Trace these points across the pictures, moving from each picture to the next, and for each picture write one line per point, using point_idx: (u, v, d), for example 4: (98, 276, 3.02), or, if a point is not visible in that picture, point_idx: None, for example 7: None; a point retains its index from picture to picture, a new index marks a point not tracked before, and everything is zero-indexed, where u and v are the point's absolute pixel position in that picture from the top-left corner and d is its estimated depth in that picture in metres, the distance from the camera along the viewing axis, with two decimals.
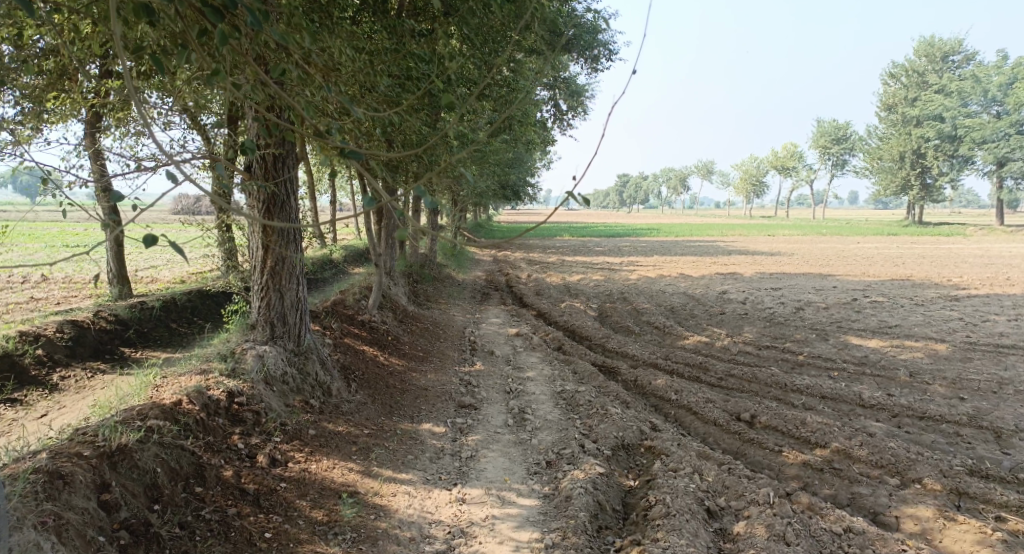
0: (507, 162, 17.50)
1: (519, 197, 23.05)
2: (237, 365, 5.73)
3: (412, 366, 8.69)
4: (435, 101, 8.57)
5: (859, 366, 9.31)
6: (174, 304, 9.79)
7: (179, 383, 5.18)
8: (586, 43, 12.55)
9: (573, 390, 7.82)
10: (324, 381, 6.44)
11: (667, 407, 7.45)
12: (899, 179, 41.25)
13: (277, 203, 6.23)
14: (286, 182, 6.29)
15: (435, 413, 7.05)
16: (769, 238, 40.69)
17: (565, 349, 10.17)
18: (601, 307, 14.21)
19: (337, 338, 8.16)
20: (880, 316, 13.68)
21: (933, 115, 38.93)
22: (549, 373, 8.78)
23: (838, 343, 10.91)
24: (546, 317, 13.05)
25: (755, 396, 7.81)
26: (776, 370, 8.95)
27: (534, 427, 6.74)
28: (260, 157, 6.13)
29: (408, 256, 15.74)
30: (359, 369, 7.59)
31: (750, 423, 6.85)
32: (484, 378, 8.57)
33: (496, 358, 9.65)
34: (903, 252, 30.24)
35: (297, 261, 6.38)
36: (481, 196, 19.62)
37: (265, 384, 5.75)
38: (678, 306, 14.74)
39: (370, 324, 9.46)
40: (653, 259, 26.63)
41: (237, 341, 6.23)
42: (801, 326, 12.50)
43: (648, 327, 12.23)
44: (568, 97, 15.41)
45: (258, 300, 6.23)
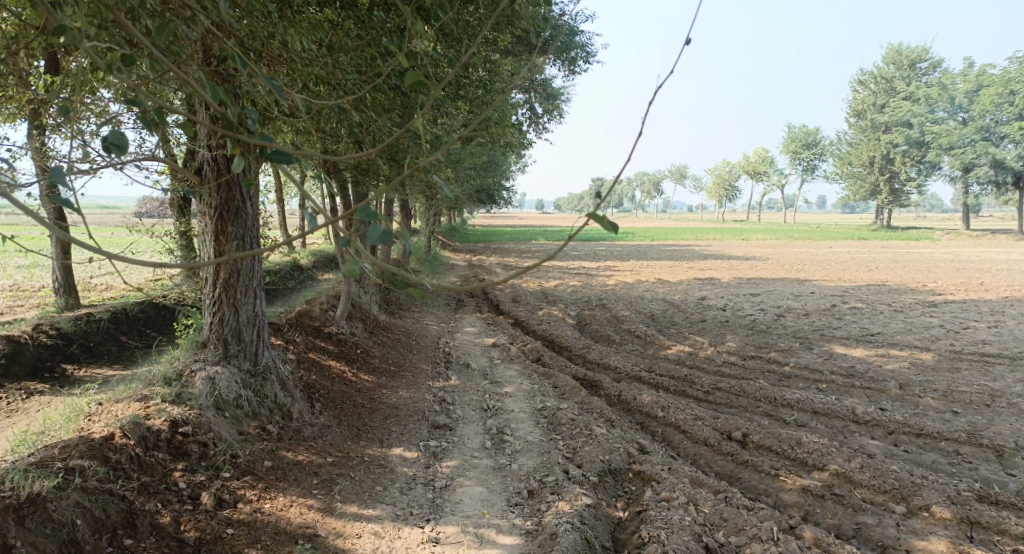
0: (481, 165, 16.99)
1: (493, 201, 22.54)
2: (184, 389, 5.16)
3: (382, 382, 8.14)
4: (404, 98, 8.04)
5: (848, 378, 9.01)
6: (125, 315, 9.11)
7: (116, 412, 4.63)
8: (562, 44, 12.12)
9: (554, 407, 7.36)
10: (284, 403, 5.88)
11: (653, 425, 7.03)
12: (869, 184, 41.54)
13: (231, 209, 5.64)
14: (241, 185, 5.70)
15: (407, 435, 6.52)
16: (743, 242, 40.81)
17: (545, 361, 9.72)
18: (579, 315, 13.78)
19: (301, 353, 7.59)
20: (861, 324, 13.45)
21: (901, 122, 39.34)
22: (529, 388, 8.31)
23: (823, 353, 10.63)
24: (523, 326, 12.58)
25: (744, 412, 7.43)
26: (764, 383, 8.59)
27: (514, 450, 6.26)
28: (211, 159, 5.53)
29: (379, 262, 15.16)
30: (324, 388, 7.03)
31: (742, 443, 6.46)
32: (460, 394, 8.07)
33: (472, 372, 9.14)
34: (874, 256, 30.30)
35: (255, 273, 5.80)
36: (455, 200, 19.08)
37: (215, 409, 5.20)
38: (658, 313, 14.38)
39: (337, 337, 8.90)
40: (630, 264, 26.31)
41: (186, 360, 5.65)
42: (784, 335, 12.21)
43: (629, 336, 11.83)
44: (543, 100, 14.98)
45: (209, 315, 5.65)
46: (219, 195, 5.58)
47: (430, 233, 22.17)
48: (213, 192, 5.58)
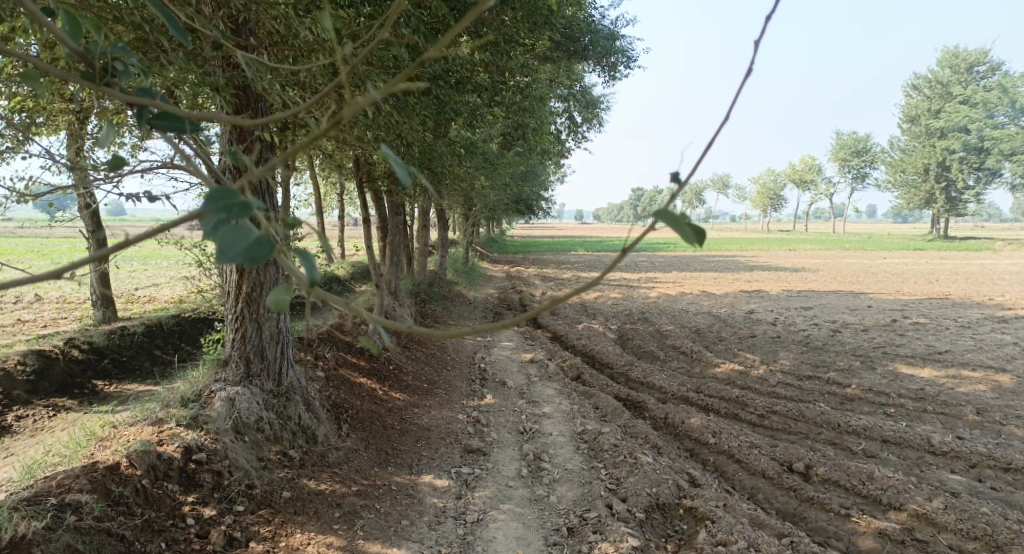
0: (519, 175, 16.66)
1: (532, 211, 22.19)
2: (201, 412, 4.85)
3: (413, 401, 7.76)
4: (440, 104, 7.70)
5: (919, 403, 8.25)
6: (159, 329, 9.01)
7: (128, 437, 4.34)
8: (602, 49, 11.73)
9: (595, 430, 6.87)
10: (308, 425, 5.55)
11: (704, 453, 6.48)
12: (923, 193, 39.64)
13: None
14: (262, 195, 5.40)
15: (438, 460, 6.12)
16: (790, 253, 39.45)
17: (585, 379, 9.22)
18: (620, 329, 13.23)
19: (331, 369, 7.27)
20: (926, 341, 12.55)
21: (958, 127, 37.54)
22: (568, 408, 7.82)
23: (887, 373, 9.85)
24: (563, 340, 12.11)
25: (805, 440, 6.82)
26: (825, 407, 7.94)
27: (553, 480, 5.79)
28: (232, 167, 5.24)
29: (416, 273, 14.93)
30: (353, 407, 6.68)
31: (805, 476, 5.88)
32: (495, 414, 7.63)
33: (509, 390, 8.70)
34: (933, 268, 28.74)
35: (278, 287, 5.51)
36: (492, 211, 18.76)
37: (234, 433, 4.87)
38: (703, 328, 13.73)
39: (369, 352, 8.59)
40: (671, 275, 25.58)
41: (206, 380, 5.36)
42: (842, 352, 11.43)
43: (674, 353, 11.22)
44: (582, 109, 14.56)
45: (231, 332, 5.36)
46: None
47: (468, 244, 21.90)
48: None
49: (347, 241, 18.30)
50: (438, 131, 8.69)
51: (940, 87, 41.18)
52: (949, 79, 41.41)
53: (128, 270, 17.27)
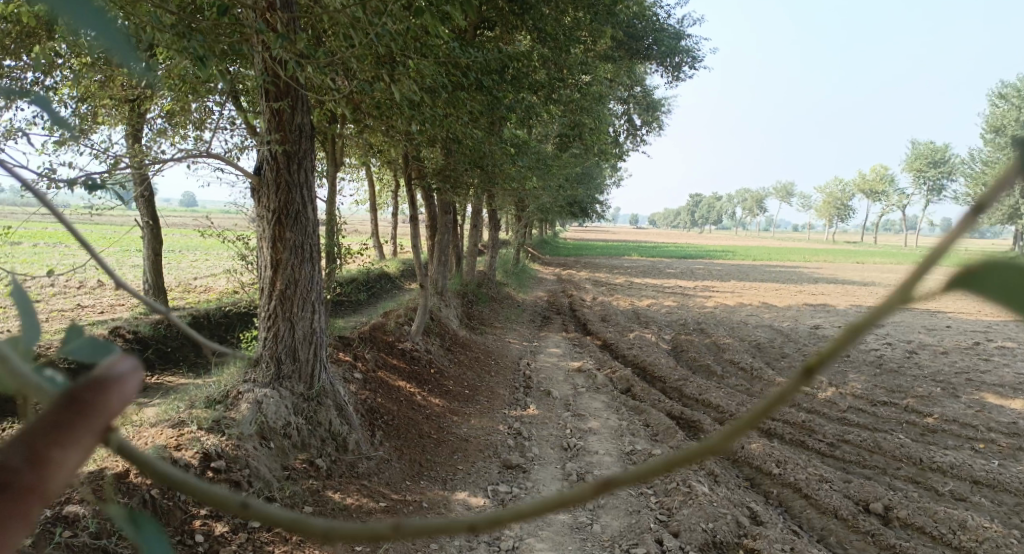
0: (574, 177, 16.20)
1: (587, 214, 21.68)
2: (225, 414, 4.58)
3: (453, 408, 7.41)
4: (494, 98, 7.33)
5: (1014, 439, 7.37)
6: (205, 320, 8.97)
7: (147, 439, 4.12)
8: (667, 49, 11.18)
9: (645, 452, 6.36)
10: (339, 432, 5.24)
11: (766, 484, 5.90)
12: (1005, 208, 36.37)
13: (290, 213, 5.00)
14: (302, 188, 5.05)
15: (475, 476, 5.72)
16: (857, 266, 37.62)
17: (636, 392, 8.68)
18: (674, 339, 12.59)
19: (370, 372, 6.98)
20: (1015, 368, 11.46)
21: None
22: (616, 424, 7.31)
23: (972, 403, 8.93)
24: (613, 349, 11.58)
25: (881, 476, 6.14)
26: (904, 439, 7.18)
27: (597, 506, 5.32)
28: (270, 157, 4.93)
29: (464, 274, 14.65)
30: (389, 413, 6.37)
31: (884, 519, 5.24)
32: (538, 427, 7.20)
33: (554, 401, 8.25)
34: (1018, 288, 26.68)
35: (313, 284, 5.24)
36: (546, 212, 18.34)
37: (258, 439, 4.58)
38: (764, 342, 12.95)
39: (411, 354, 8.30)
40: (730, 285, 24.59)
41: (234, 381, 5.10)
42: (919, 377, 10.54)
43: (732, 369, 10.54)
44: (642, 111, 14.00)
45: (264, 330, 5.13)
46: (278, 197, 4.96)
47: (519, 246, 21.57)
48: (272, 195, 4.97)
49: (398, 239, 18.24)
50: (491, 128, 8.34)
51: None
52: None
53: (188, 260, 17.74)
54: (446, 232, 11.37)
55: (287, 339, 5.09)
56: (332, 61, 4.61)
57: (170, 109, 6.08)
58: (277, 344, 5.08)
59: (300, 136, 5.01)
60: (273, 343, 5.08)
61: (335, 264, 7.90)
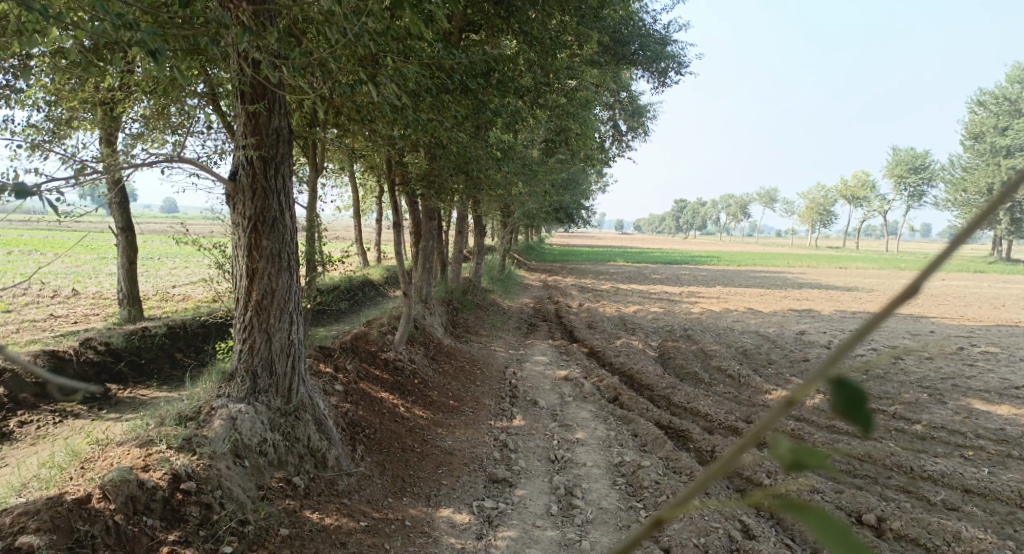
0: (560, 183, 16.11)
1: (572, 220, 21.59)
2: (197, 431, 4.39)
3: (437, 420, 7.23)
4: (478, 102, 7.19)
5: (1003, 447, 7.31)
6: (182, 331, 8.71)
7: (113, 460, 3.96)
8: (652, 55, 11.13)
9: (634, 463, 6.23)
10: (318, 448, 5.04)
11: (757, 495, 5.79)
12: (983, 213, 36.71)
13: (267, 220, 4.82)
14: (279, 194, 4.88)
15: (459, 491, 5.56)
16: (840, 271, 37.87)
17: (623, 401, 8.56)
18: (661, 346, 12.49)
19: (351, 383, 6.78)
20: (1000, 373, 11.50)
21: None
22: (604, 434, 7.17)
23: (959, 410, 8.89)
24: (599, 356, 11.46)
25: (872, 485, 6.06)
26: (894, 447, 7.12)
27: (586, 521, 5.19)
28: (245, 162, 4.75)
29: (449, 281, 14.46)
30: (370, 426, 6.17)
31: (876, 531, 5.14)
32: (525, 438, 7.04)
33: (540, 411, 8.10)
34: (998, 292, 26.95)
35: (291, 293, 5.05)
36: (531, 218, 18.22)
37: (232, 457, 4.39)
38: (751, 349, 12.90)
39: (394, 364, 8.11)
40: (715, 291, 24.60)
41: (208, 395, 4.90)
42: (906, 382, 10.53)
43: (719, 376, 10.45)
44: (627, 117, 13.95)
45: (239, 342, 4.94)
46: (254, 203, 4.78)
47: (505, 252, 21.41)
48: (248, 201, 4.79)
49: (382, 246, 18.03)
50: (476, 134, 8.20)
51: (1007, 102, 38.71)
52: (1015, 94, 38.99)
53: (167, 268, 17.40)
54: (430, 239, 11.20)
55: (263, 352, 4.90)
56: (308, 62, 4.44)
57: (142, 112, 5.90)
58: (253, 357, 4.89)
59: (278, 140, 4.84)
60: (249, 356, 4.89)
61: (315, 272, 7.71)
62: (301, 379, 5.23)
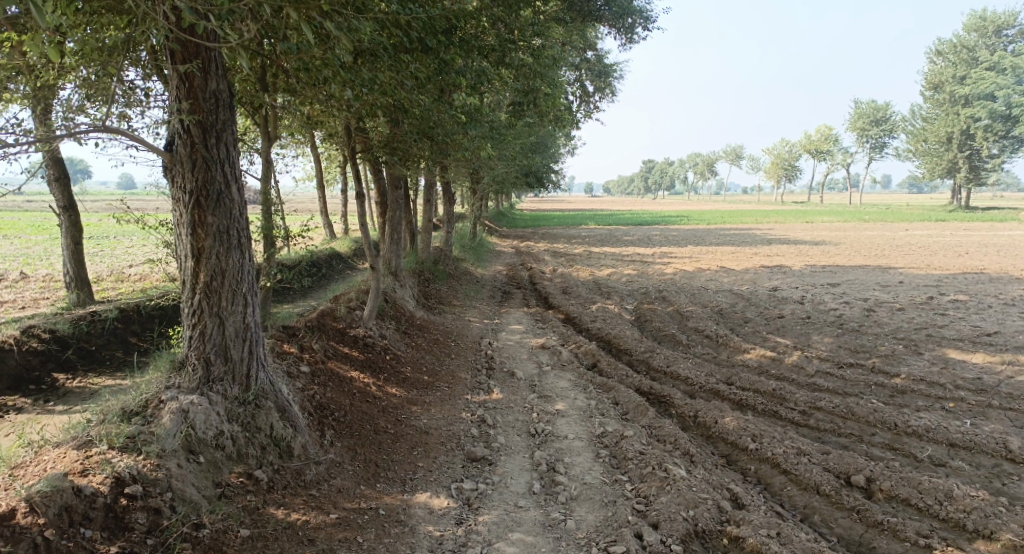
0: (528, 146, 15.62)
1: (543, 184, 21.13)
2: (144, 428, 4.01)
3: (411, 398, 6.92)
4: (438, 59, 6.70)
5: (982, 397, 7.28)
6: (136, 314, 8.20)
7: (45, 465, 3.63)
8: (618, 8, 10.59)
9: (617, 434, 6.02)
10: (283, 437, 4.68)
11: (743, 460, 5.64)
12: (944, 162, 36.85)
13: (211, 194, 4.38)
14: (223, 164, 4.41)
15: (437, 473, 5.29)
16: (808, 225, 38.11)
17: (602, 368, 8.35)
18: (637, 309, 12.31)
19: (317, 363, 6.41)
20: (971, 321, 11.56)
21: (984, 94, 35.08)
22: (585, 404, 6.95)
23: (936, 361, 8.89)
24: (575, 322, 11.23)
25: (859, 444, 5.97)
26: (877, 403, 7.04)
27: (570, 498, 4.98)
28: (182, 130, 4.27)
29: (419, 251, 14.03)
30: (340, 408, 5.83)
31: (866, 492, 5.04)
32: (503, 413, 6.78)
33: (518, 382, 7.85)
34: (960, 240, 27.31)
35: (244, 272, 4.63)
36: (500, 183, 17.72)
37: (185, 454, 4.04)
38: (726, 308, 12.79)
39: (364, 341, 7.73)
40: (688, 250, 24.53)
41: (157, 387, 4.50)
42: (882, 335, 10.51)
43: (697, 337, 10.29)
44: (595, 77, 13.46)
45: (188, 328, 4.52)
46: (195, 176, 4.32)
47: (476, 218, 20.90)
48: (188, 174, 4.32)
49: (348, 218, 17.42)
50: (439, 95, 7.69)
51: (966, 51, 38.96)
52: (974, 43, 39.23)
53: (124, 247, 16.61)
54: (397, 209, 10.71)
55: (215, 337, 4.50)
56: (241, 14, 3.93)
57: (71, 78, 5.33)
58: (204, 343, 4.49)
59: (217, 105, 4.36)
60: (200, 343, 4.49)
61: (273, 248, 7.24)
62: (261, 365, 4.83)
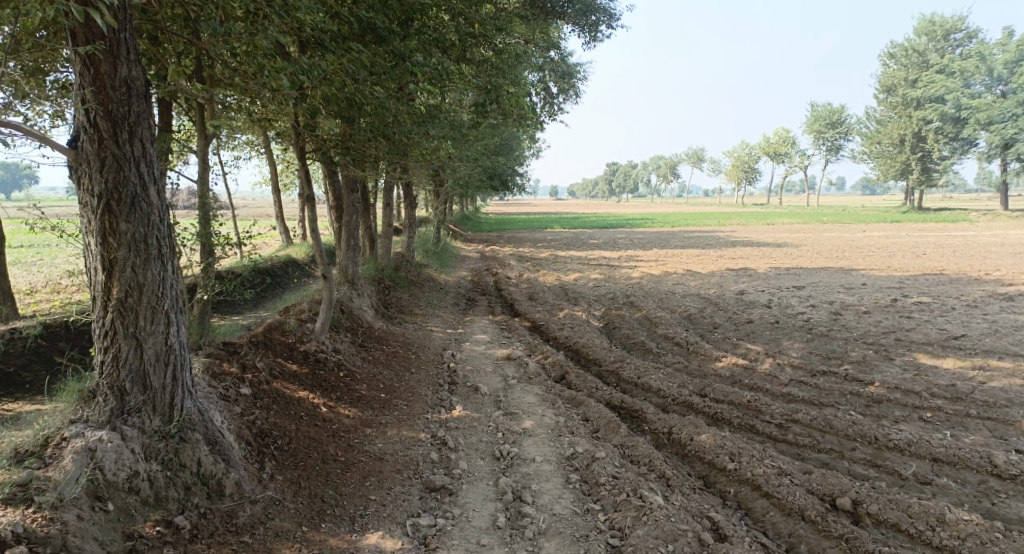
0: (491, 149, 15.17)
1: (507, 187, 20.70)
2: (38, 474, 3.51)
3: (365, 419, 6.38)
4: (390, 51, 6.20)
5: (959, 405, 7.08)
6: (64, 330, 7.48)
7: None
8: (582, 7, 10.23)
9: (588, 455, 5.60)
10: (212, 475, 4.13)
11: (722, 482, 5.28)
12: (897, 164, 37.64)
13: (124, 198, 3.81)
14: (138, 163, 3.85)
15: (392, 507, 4.78)
16: (768, 227, 38.49)
17: (570, 379, 7.94)
18: (605, 315, 11.96)
19: (260, 384, 5.82)
20: (937, 324, 11.52)
21: (934, 98, 35.91)
22: (553, 422, 6.51)
23: (908, 366, 8.72)
24: (542, 330, 10.82)
25: (842, 461, 5.67)
26: (855, 414, 6.78)
27: (537, 533, 4.54)
28: (87, 123, 3.70)
29: (379, 257, 13.44)
30: (284, 435, 5.27)
31: (853, 516, 4.74)
32: (466, 433, 6.30)
33: (482, 398, 7.37)
34: (916, 241, 27.77)
35: (166, 287, 4.06)
36: (463, 186, 17.23)
37: (89, 503, 3.54)
38: (695, 313, 12.53)
39: (316, 357, 7.16)
40: (653, 253, 24.38)
41: (62, 421, 3.93)
42: (852, 340, 10.35)
43: (667, 344, 9.98)
44: (558, 78, 13.08)
45: (100, 352, 3.95)
46: (104, 177, 3.75)
47: (439, 223, 20.33)
48: (95, 174, 3.75)
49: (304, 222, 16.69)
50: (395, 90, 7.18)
51: (917, 57, 40.00)
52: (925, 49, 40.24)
53: (65, 255, 15.60)
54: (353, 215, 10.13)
55: (131, 361, 3.93)
56: None
57: None
58: (117, 369, 3.92)
59: (130, 95, 3.79)
60: (113, 369, 3.92)
61: (212, 257, 6.61)
62: (188, 390, 4.26)
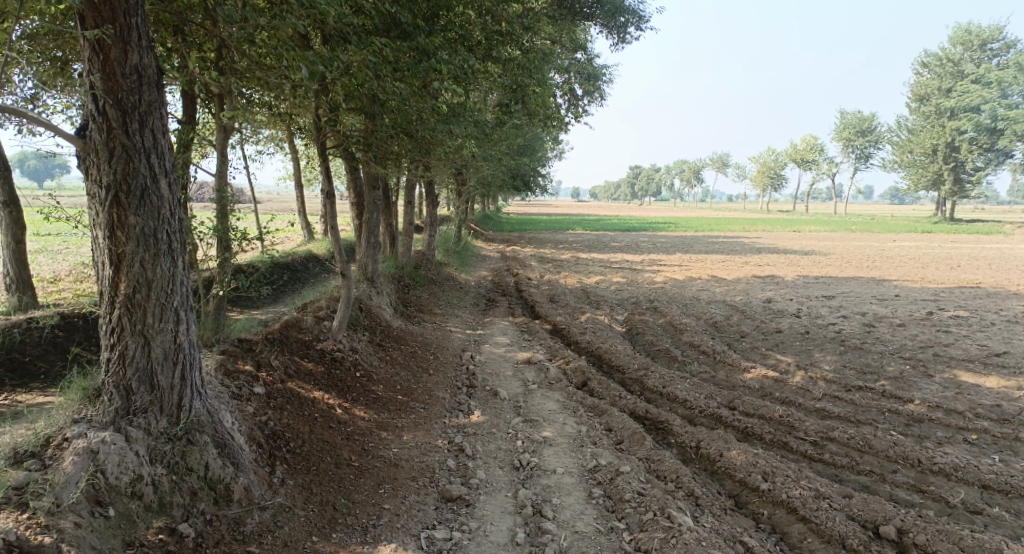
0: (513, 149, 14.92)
1: (529, 188, 20.43)
2: (36, 477, 3.34)
3: (381, 422, 6.17)
4: (416, 45, 5.99)
5: (1006, 428, 6.69)
6: (81, 321, 7.37)
7: None
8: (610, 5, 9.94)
9: (612, 469, 5.32)
10: (220, 479, 3.95)
11: (755, 503, 4.97)
12: (929, 174, 36.72)
13: (133, 190, 3.62)
14: (149, 154, 3.66)
15: (406, 517, 4.56)
16: (794, 234, 37.73)
17: (593, 386, 7.66)
18: (628, 320, 11.66)
19: (274, 383, 5.63)
20: (976, 340, 11.04)
21: (969, 107, 34.97)
22: (574, 431, 6.24)
23: (947, 384, 8.31)
24: (563, 333, 10.55)
25: (883, 484, 5.33)
26: (894, 434, 6.42)
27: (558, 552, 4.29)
28: (96, 112, 3.53)
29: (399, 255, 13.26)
30: (296, 437, 5.06)
31: (898, 546, 4.43)
32: (484, 439, 6.06)
33: (501, 402, 7.13)
34: (948, 252, 26.98)
35: (177, 283, 3.87)
36: (485, 186, 16.99)
37: (88, 510, 3.36)
38: (721, 320, 12.16)
39: (332, 356, 6.96)
40: (676, 258, 23.95)
41: (65, 420, 3.77)
42: (887, 354, 9.93)
43: (693, 353, 9.65)
44: (585, 79, 12.78)
45: (106, 349, 3.77)
46: (113, 168, 3.57)
47: (460, 222, 20.11)
48: (104, 165, 3.57)
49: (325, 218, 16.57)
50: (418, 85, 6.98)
51: (952, 64, 39.01)
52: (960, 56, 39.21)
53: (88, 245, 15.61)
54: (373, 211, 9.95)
55: (137, 360, 3.75)
56: None
57: None
58: (122, 367, 3.74)
59: (141, 83, 3.60)
60: (118, 367, 3.75)
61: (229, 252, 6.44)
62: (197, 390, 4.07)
